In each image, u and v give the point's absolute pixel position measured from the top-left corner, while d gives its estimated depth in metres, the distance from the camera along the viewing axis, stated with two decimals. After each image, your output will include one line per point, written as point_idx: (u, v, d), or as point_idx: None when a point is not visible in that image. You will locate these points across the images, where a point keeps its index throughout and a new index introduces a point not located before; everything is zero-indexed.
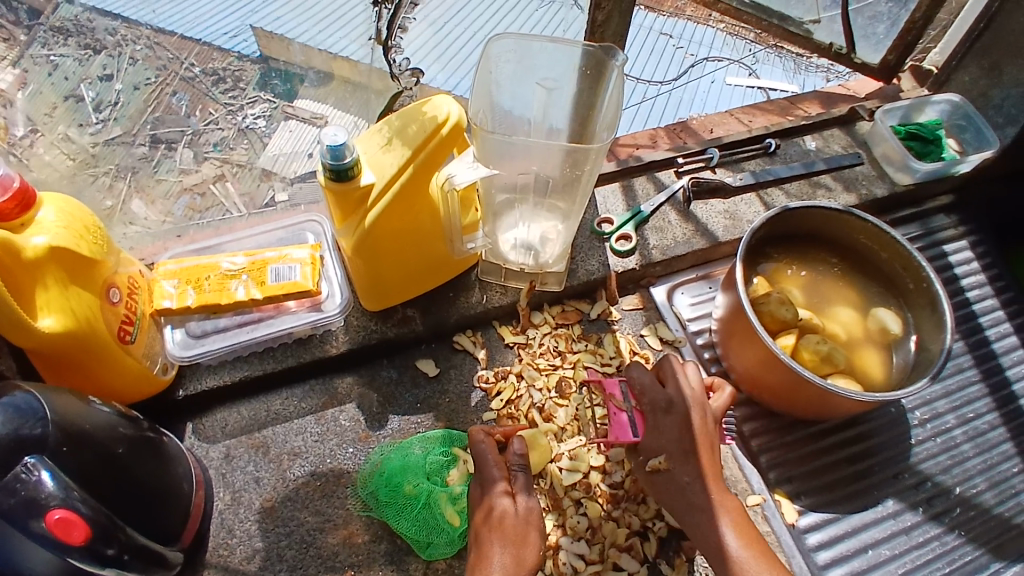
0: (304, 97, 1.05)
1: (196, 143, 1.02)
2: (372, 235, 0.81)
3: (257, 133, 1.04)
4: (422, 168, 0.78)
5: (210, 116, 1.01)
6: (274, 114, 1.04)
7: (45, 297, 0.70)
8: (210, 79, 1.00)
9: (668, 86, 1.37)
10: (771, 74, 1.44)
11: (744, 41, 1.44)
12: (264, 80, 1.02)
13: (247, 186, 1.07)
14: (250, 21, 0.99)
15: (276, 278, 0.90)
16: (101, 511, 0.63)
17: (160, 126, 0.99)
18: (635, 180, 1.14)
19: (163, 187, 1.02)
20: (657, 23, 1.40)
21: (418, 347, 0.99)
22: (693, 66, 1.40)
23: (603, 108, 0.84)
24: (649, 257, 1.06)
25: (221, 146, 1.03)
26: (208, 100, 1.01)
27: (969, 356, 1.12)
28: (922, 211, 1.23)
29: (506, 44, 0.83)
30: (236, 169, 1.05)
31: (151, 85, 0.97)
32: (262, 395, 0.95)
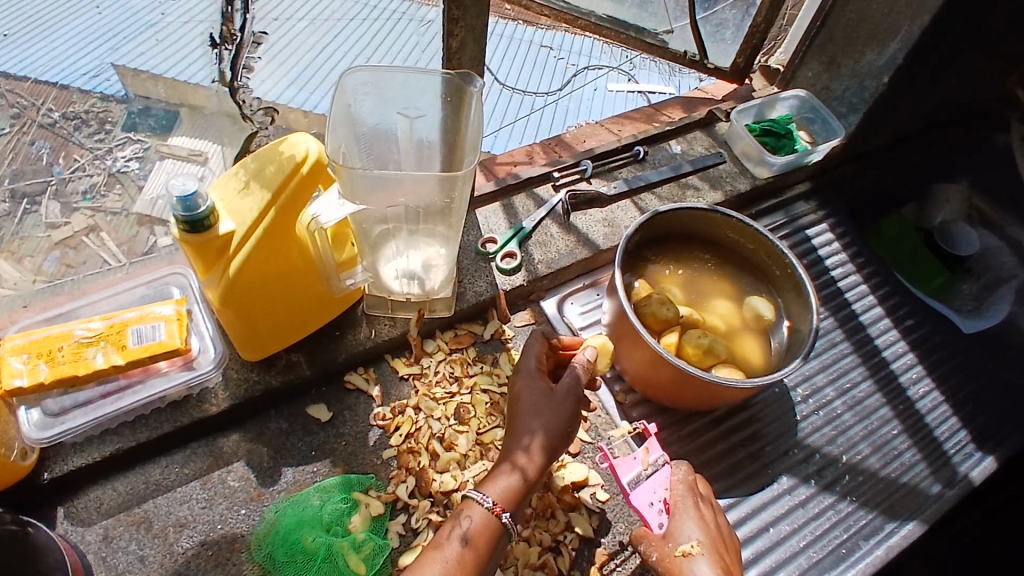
0: (179, 135, 0.99)
1: (62, 194, 0.92)
2: (240, 284, 0.77)
3: (131, 177, 0.96)
4: (286, 209, 0.75)
5: (75, 163, 0.93)
6: (148, 155, 0.97)
7: None
8: (71, 123, 0.92)
9: (555, 95, 1.50)
10: (648, 78, 1.58)
11: (619, 51, 1.58)
12: (132, 121, 0.96)
13: (125, 233, 0.98)
14: (110, 60, 0.93)
15: (139, 340, 0.83)
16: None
17: (19, 179, 0.90)
18: (514, 198, 1.15)
19: (30, 245, 0.92)
20: (536, 37, 1.54)
21: (308, 392, 0.95)
22: (576, 76, 1.54)
23: (466, 134, 0.83)
24: (535, 272, 1.07)
25: (91, 194, 0.94)
26: (71, 146, 0.93)
27: (840, 330, 1.21)
28: (784, 200, 1.31)
29: (360, 77, 0.82)
30: (110, 217, 0.96)
31: (4, 134, 0.88)
32: (140, 467, 0.88)
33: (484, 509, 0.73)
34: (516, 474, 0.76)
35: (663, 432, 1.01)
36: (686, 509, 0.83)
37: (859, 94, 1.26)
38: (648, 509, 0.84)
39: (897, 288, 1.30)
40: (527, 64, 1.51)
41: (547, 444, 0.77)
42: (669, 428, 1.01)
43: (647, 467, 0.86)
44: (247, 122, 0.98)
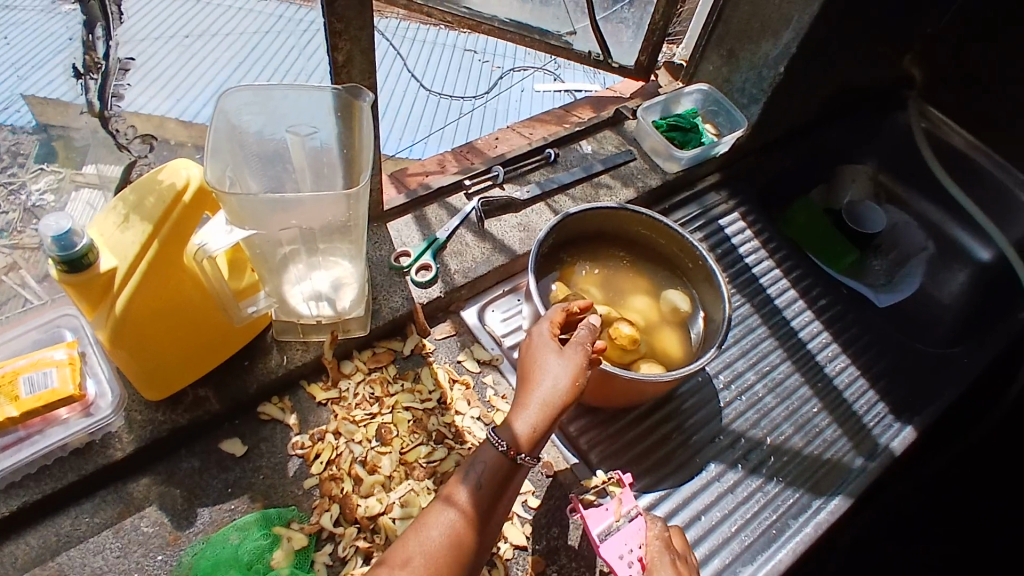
0: (94, 161, 0.97)
1: None
2: (130, 321, 0.74)
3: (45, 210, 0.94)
4: (171, 240, 0.72)
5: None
6: (63, 186, 0.94)
7: None
8: None
9: (481, 100, 1.51)
10: (573, 78, 1.60)
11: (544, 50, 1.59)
12: (46, 151, 0.93)
13: (46, 268, 0.96)
14: (19, 90, 0.90)
15: (31, 389, 0.79)
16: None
17: None
18: (427, 209, 1.13)
19: None
20: (459, 40, 1.54)
21: (220, 427, 0.91)
22: (503, 78, 1.55)
23: (360, 150, 0.82)
24: (452, 283, 1.06)
25: (8, 231, 0.93)
26: None
27: (758, 315, 1.24)
28: (697, 192, 1.34)
29: (243, 97, 0.80)
30: (30, 254, 0.94)
31: None
32: (47, 519, 0.83)
33: (496, 453, 0.69)
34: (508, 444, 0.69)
35: (591, 432, 1.01)
36: (662, 567, 0.79)
37: (757, 85, 1.29)
38: (618, 562, 0.81)
39: (810, 270, 1.34)
40: (451, 67, 1.51)
41: (559, 398, 0.71)
42: (597, 427, 1.01)
43: (618, 518, 0.84)
44: (123, 152, 0.89)
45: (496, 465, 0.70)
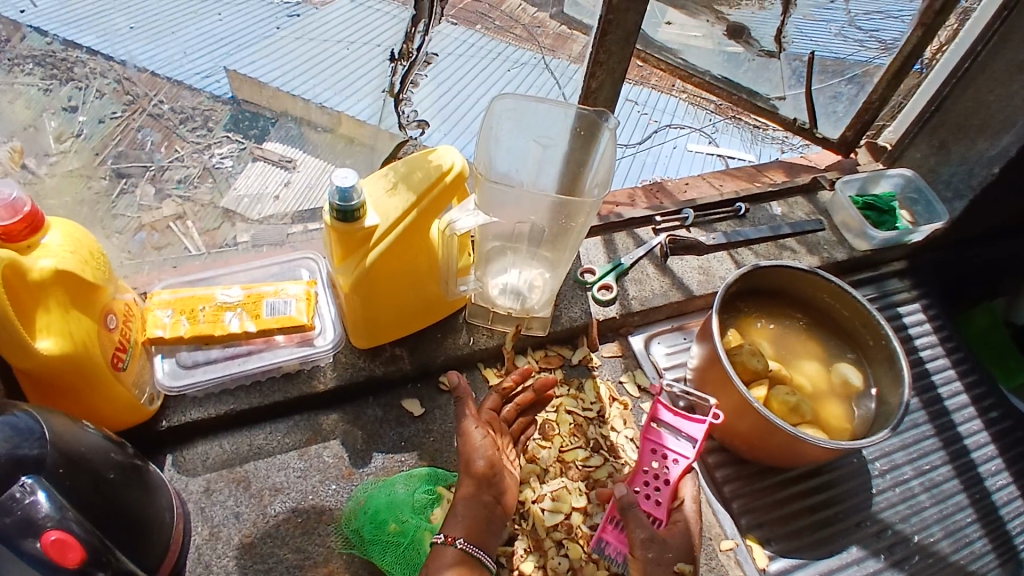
0: (275, 140, 1.04)
1: (159, 179, 1.01)
2: (372, 273, 0.84)
3: (223, 173, 1.04)
4: (425, 211, 0.83)
5: (175, 153, 1.00)
6: (241, 155, 1.03)
7: (46, 320, 0.71)
8: (178, 117, 0.97)
9: (633, 149, 1.33)
10: (729, 143, 1.44)
11: (704, 112, 1.37)
12: (235, 121, 1.01)
13: (208, 224, 1.07)
14: (223, 64, 0.95)
15: (272, 312, 0.90)
16: (94, 535, 0.64)
17: (122, 160, 0.97)
18: (615, 235, 1.20)
19: (120, 223, 1.01)
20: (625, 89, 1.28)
21: (404, 386, 1.01)
22: (658, 133, 1.33)
23: (594, 168, 0.90)
24: (629, 307, 1.11)
25: (184, 184, 1.02)
26: (175, 137, 0.99)
27: (923, 411, 1.19)
28: (878, 275, 1.32)
29: (506, 103, 0.88)
30: (198, 208, 1.06)
31: (117, 119, 0.95)
32: (245, 430, 0.94)
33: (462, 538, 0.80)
34: (468, 514, 0.82)
35: (736, 482, 1.01)
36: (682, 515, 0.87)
37: (965, 180, 1.26)
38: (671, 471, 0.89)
39: (985, 379, 1.27)
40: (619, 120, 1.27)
41: (487, 459, 0.84)
42: (743, 479, 1.02)
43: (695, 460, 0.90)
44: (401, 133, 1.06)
45: (468, 529, 0.81)
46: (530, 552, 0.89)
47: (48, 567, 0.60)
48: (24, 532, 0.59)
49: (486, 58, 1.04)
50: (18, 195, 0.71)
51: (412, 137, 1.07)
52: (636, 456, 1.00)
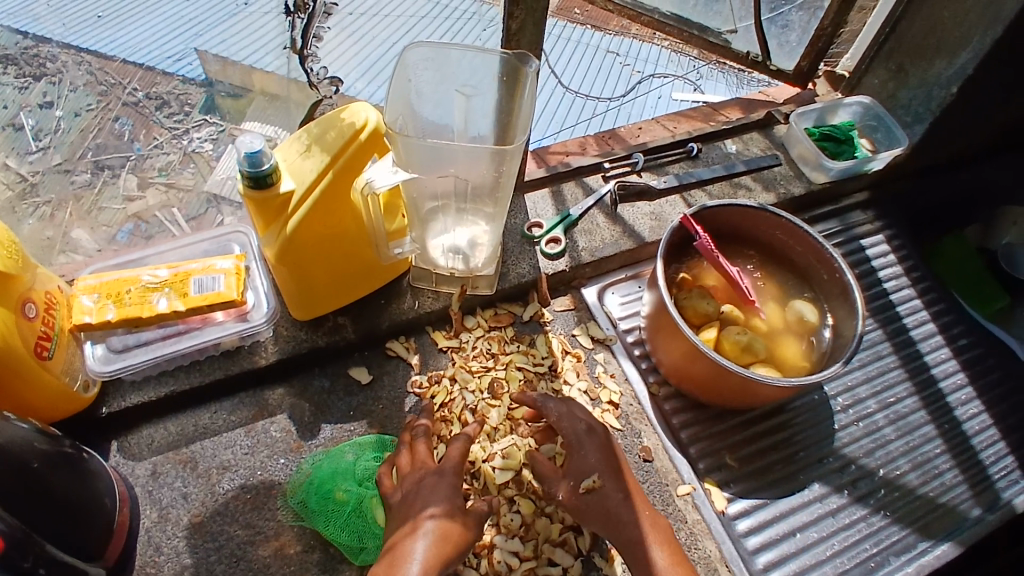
0: (253, 119, 1.09)
1: (140, 168, 1.04)
2: (295, 241, 0.81)
3: (205, 156, 1.07)
4: (343, 172, 0.79)
5: (155, 140, 1.04)
6: (221, 137, 1.07)
7: None
8: (154, 103, 1.04)
9: (618, 101, 1.37)
10: (715, 89, 1.47)
11: (688, 58, 1.45)
12: (209, 103, 1.06)
13: (195, 210, 1.07)
14: (193, 45, 1.04)
15: (200, 289, 0.88)
16: (16, 527, 0.62)
17: (102, 152, 1.02)
18: (564, 185, 1.17)
19: (107, 215, 1.03)
20: (601, 40, 1.39)
21: (351, 355, 1.00)
22: (642, 83, 1.41)
23: (518, 116, 0.85)
24: (578, 259, 1.09)
25: (166, 171, 1.05)
26: (152, 124, 1.04)
27: (888, 342, 1.17)
28: (841, 208, 1.29)
29: (422, 52, 0.85)
30: (182, 194, 1.07)
31: (93, 110, 1.01)
32: (191, 410, 0.93)
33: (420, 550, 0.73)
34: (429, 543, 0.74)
35: (694, 427, 1.00)
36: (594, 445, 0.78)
37: (925, 104, 1.22)
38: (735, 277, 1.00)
39: (954, 306, 1.25)
40: (588, 68, 1.36)
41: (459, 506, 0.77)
42: (701, 423, 1.00)
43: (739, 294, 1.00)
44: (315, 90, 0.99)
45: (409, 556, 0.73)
46: None
47: None
48: None
49: (462, 19, 1.16)
50: None
51: (326, 96, 1.02)
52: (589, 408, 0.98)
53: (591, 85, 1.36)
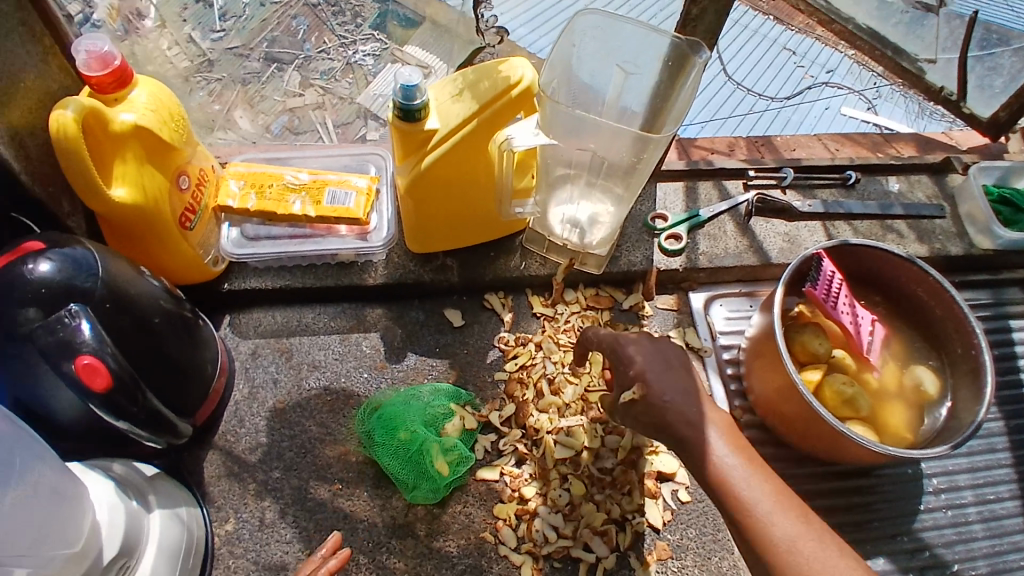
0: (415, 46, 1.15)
1: (305, 67, 1.15)
2: (427, 178, 0.84)
3: (364, 70, 1.15)
4: (486, 122, 0.81)
5: (323, 44, 1.16)
6: (383, 55, 1.15)
7: (122, 169, 0.77)
8: (331, 11, 1.17)
9: (779, 103, 1.32)
10: (890, 114, 1.34)
11: (870, 73, 1.35)
12: (380, 21, 1.17)
13: (344, 118, 1.13)
14: None
15: (332, 201, 0.94)
16: (127, 370, 0.69)
17: (275, 45, 1.15)
18: (700, 183, 1.13)
19: (269, 104, 1.12)
20: (782, 36, 1.36)
21: (451, 296, 1.03)
22: (810, 89, 1.34)
23: (672, 106, 0.83)
24: (694, 261, 1.05)
25: (327, 75, 1.14)
26: (325, 29, 1.17)
27: (1008, 439, 1.06)
28: (999, 280, 1.16)
29: (592, 19, 0.83)
30: (338, 101, 1.14)
31: (276, 6, 1.16)
32: (298, 306, 1.01)
33: None
34: None
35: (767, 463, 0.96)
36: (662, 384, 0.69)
37: None
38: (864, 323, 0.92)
39: None
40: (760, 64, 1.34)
41: None
42: (775, 461, 0.96)
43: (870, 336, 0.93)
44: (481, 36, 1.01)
45: None
46: (534, 478, 0.90)
47: (80, 387, 0.66)
48: (63, 354, 0.66)
49: None
50: (111, 49, 0.76)
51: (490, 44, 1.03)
52: None
53: (757, 80, 1.33)
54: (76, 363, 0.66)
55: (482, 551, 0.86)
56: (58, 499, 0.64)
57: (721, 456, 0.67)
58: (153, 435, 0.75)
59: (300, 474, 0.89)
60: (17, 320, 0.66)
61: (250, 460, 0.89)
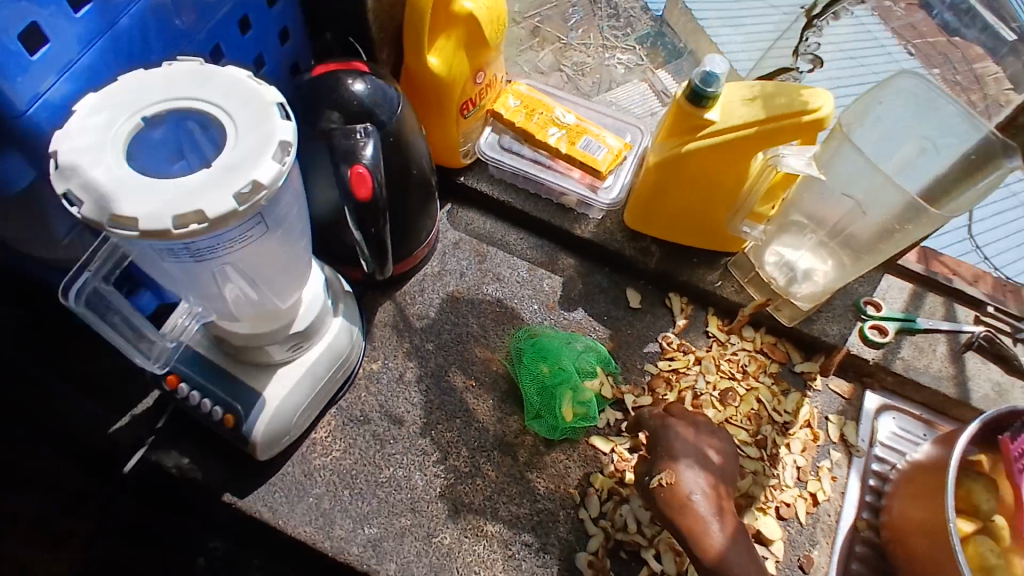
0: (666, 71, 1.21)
1: (563, 52, 1.22)
2: (683, 161, 0.90)
3: (613, 74, 1.21)
4: (764, 134, 0.84)
5: (589, 38, 1.24)
6: (635, 69, 1.21)
7: (443, 43, 0.89)
8: (609, 14, 1.26)
9: None
10: None
11: None
12: (645, 38, 1.24)
13: None
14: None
15: (583, 147, 1.00)
16: (383, 196, 0.75)
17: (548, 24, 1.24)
18: (929, 294, 1.07)
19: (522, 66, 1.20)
20: None
21: (639, 279, 1.06)
22: None
23: (957, 197, 0.80)
24: (888, 361, 1.00)
25: (579, 66, 1.21)
26: (595, 28, 1.25)
27: None
28: None
29: (912, 84, 0.82)
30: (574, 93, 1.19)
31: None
32: (507, 224, 1.09)
33: None
34: None
35: None
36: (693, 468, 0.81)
37: None
38: None
39: None
40: None
41: None
42: None
43: None
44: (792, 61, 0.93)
45: None
46: None
47: (348, 190, 0.74)
48: (345, 159, 0.74)
49: None
50: None
51: (796, 70, 0.95)
52: (790, 483, 0.94)
53: None
54: (352, 167, 0.74)
55: (564, 503, 0.89)
56: (286, 271, 0.69)
57: (729, 552, 0.77)
58: (371, 261, 0.81)
59: (447, 356, 0.97)
60: (322, 118, 0.78)
61: (415, 325, 0.99)
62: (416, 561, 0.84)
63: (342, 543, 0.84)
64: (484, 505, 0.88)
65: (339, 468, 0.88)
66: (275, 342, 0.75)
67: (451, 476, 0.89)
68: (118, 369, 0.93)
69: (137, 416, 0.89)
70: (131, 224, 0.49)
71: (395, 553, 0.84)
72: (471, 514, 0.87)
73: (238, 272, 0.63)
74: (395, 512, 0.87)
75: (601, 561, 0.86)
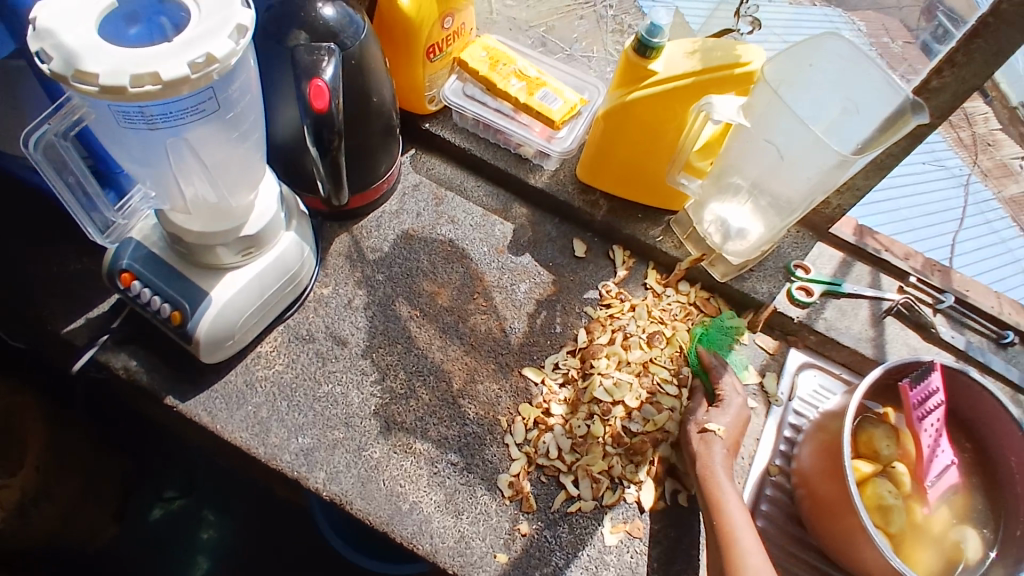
0: None
1: None
2: (628, 111, 0.97)
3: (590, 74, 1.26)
4: (701, 84, 0.92)
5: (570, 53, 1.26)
6: None
7: None
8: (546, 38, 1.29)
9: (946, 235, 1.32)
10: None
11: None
12: None
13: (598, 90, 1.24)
14: None
15: (540, 99, 1.07)
16: (339, 111, 0.80)
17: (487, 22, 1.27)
18: (858, 262, 1.16)
19: None
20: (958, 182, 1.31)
21: (587, 232, 1.13)
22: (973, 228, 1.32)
23: (875, 142, 0.88)
24: (812, 320, 1.07)
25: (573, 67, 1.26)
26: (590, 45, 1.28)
27: None
28: None
29: (836, 45, 0.87)
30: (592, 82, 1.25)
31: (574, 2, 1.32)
32: (466, 174, 1.15)
33: None
34: None
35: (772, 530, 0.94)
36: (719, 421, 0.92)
37: None
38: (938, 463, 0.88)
39: None
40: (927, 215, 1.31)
41: None
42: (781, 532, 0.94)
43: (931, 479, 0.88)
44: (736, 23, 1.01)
45: None
46: (565, 403, 0.97)
47: (307, 102, 0.78)
48: (304, 75, 0.78)
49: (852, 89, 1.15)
50: None
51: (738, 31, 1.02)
52: None
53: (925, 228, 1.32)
54: (311, 81, 0.77)
55: (491, 429, 0.94)
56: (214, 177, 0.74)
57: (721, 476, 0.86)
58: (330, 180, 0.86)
59: (395, 287, 1.03)
60: (289, 36, 0.80)
61: (368, 257, 1.04)
62: (344, 471, 0.88)
63: (274, 450, 0.88)
64: (415, 425, 0.93)
65: (280, 380, 0.93)
66: (226, 245, 0.79)
67: (386, 396, 0.94)
68: (84, 275, 0.97)
69: (94, 318, 0.93)
70: (93, 80, 0.54)
71: (325, 463, 0.88)
72: (401, 432, 0.92)
73: (192, 147, 0.69)
74: (328, 426, 0.91)
75: (521, 482, 0.91)
